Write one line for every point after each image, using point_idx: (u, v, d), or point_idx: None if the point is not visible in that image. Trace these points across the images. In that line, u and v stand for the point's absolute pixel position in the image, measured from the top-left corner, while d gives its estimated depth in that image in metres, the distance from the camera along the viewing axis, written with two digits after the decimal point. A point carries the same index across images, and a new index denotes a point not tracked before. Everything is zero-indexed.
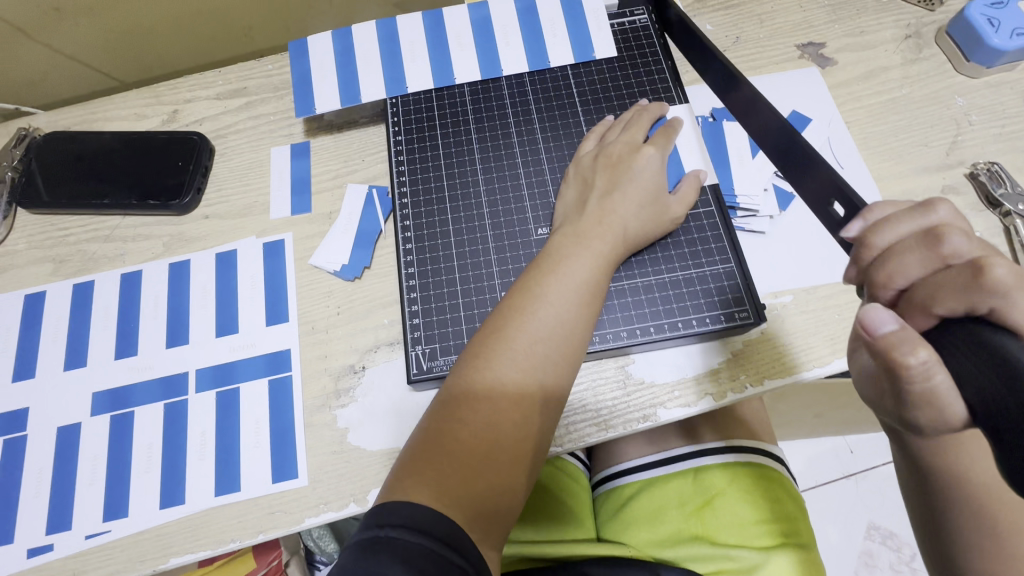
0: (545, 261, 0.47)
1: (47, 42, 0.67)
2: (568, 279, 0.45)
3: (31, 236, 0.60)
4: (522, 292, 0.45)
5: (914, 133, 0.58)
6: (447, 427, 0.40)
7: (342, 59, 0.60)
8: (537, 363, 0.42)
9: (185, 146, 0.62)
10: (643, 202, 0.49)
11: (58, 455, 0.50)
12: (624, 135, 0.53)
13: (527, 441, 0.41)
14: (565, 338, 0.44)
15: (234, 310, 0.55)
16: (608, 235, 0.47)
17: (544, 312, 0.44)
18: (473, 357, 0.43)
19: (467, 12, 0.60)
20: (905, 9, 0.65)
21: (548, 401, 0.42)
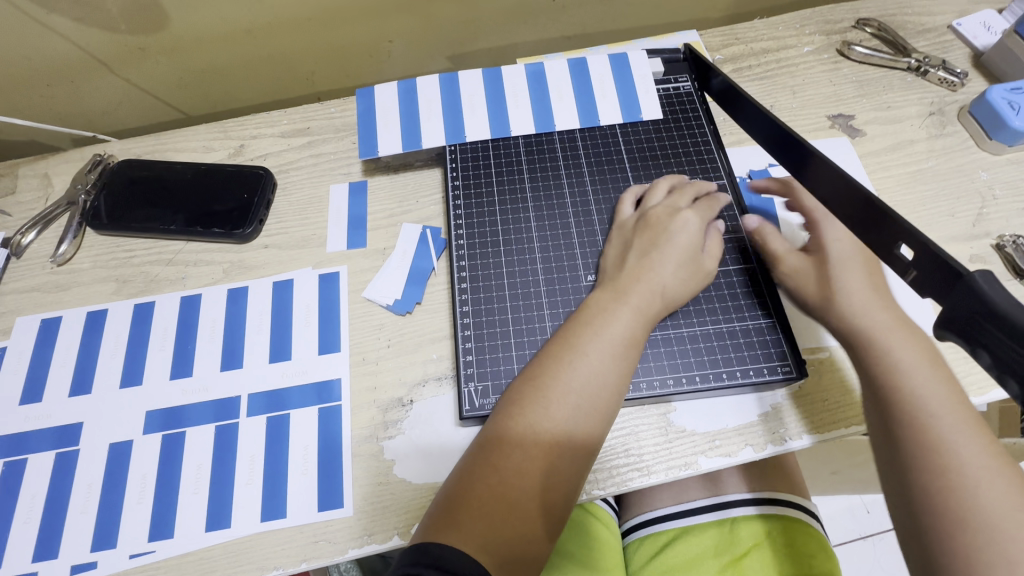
0: (584, 313, 0.49)
1: (127, 76, 0.74)
2: (604, 334, 0.47)
3: (96, 256, 0.63)
4: (561, 343, 0.47)
5: (941, 203, 0.61)
6: (482, 471, 0.42)
7: (406, 107, 0.64)
8: (568, 414, 0.44)
9: (251, 179, 0.66)
10: (677, 259, 0.51)
11: (108, 470, 0.51)
12: (667, 202, 0.56)
13: (557, 490, 0.42)
14: (599, 391, 0.45)
15: (288, 338, 0.57)
16: (641, 290, 0.49)
17: (582, 365, 0.45)
18: (513, 405, 0.45)
19: (525, 72, 0.65)
20: (929, 88, 0.70)
21: (580, 450, 0.44)
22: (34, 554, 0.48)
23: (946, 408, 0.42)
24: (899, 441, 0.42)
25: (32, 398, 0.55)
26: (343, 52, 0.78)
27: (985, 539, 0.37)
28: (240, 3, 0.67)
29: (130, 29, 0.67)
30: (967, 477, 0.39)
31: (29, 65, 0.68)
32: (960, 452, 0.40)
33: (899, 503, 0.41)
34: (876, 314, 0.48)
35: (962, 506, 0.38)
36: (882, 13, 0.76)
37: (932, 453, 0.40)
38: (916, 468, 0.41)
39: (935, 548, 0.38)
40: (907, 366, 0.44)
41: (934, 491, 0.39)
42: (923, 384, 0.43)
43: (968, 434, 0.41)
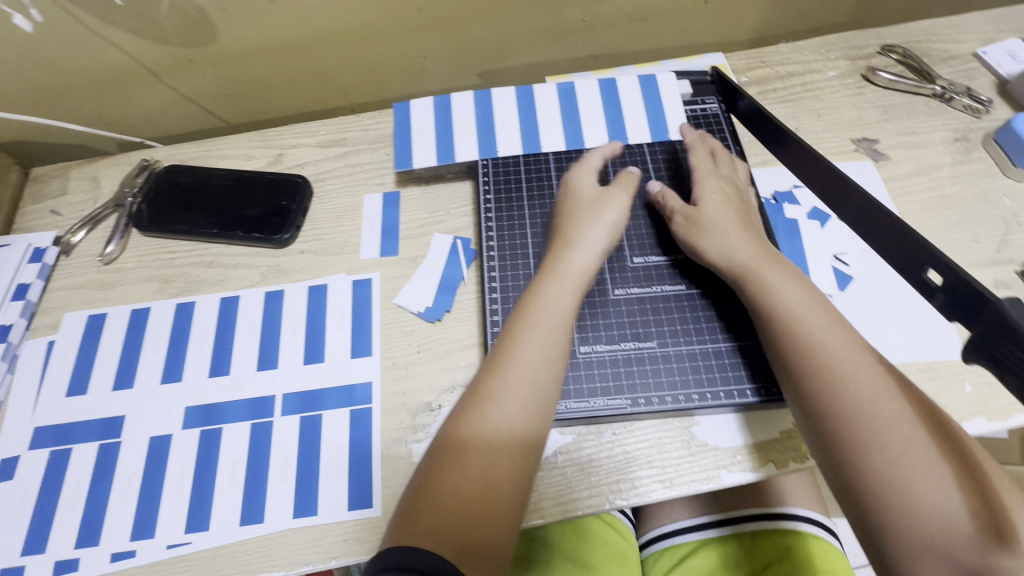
0: (525, 303, 0.51)
1: (174, 86, 0.77)
2: (541, 322, 0.49)
3: (141, 256, 0.65)
4: (504, 337, 0.50)
5: (965, 228, 0.62)
6: (436, 472, 0.43)
7: (441, 124, 0.67)
8: (507, 401, 0.46)
9: (289, 187, 0.68)
10: (599, 229, 0.55)
11: (148, 462, 0.53)
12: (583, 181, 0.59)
13: (509, 474, 0.43)
14: (537, 372, 0.47)
15: (321, 341, 0.59)
16: (566, 269, 0.53)
17: (519, 348, 0.48)
18: (460, 408, 0.47)
19: (557, 91, 0.68)
20: (954, 114, 0.70)
21: (524, 433, 0.45)
22: (77, 541, 0.50)
23: (849, 358, 0.45)
24: (813, 395, 0.44)
25: (77, 390, 0.58)
26: (379, 66, 0.81)
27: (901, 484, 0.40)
28: (285, 19, 0.71)
29: (181, 43, 0.71)
30: (878, 427, 0.41)
31: (84, 74, 0.72)
32: (867, 402, 0.42)
33: (839, 491, 0.42)
34: (786, 288, 0.49)
35: (879, 456, 0.41)
36: (907, 39, 0.77)
37: (849, 411, 0.42)
38: (850, 457, 0.41)
39: (868, 506, 0.40)
40: (821, 344, 0.45)
41: (872, 478, 0.40)
42: (840, 361, 0.44)
43: (893, 403, 0.42)
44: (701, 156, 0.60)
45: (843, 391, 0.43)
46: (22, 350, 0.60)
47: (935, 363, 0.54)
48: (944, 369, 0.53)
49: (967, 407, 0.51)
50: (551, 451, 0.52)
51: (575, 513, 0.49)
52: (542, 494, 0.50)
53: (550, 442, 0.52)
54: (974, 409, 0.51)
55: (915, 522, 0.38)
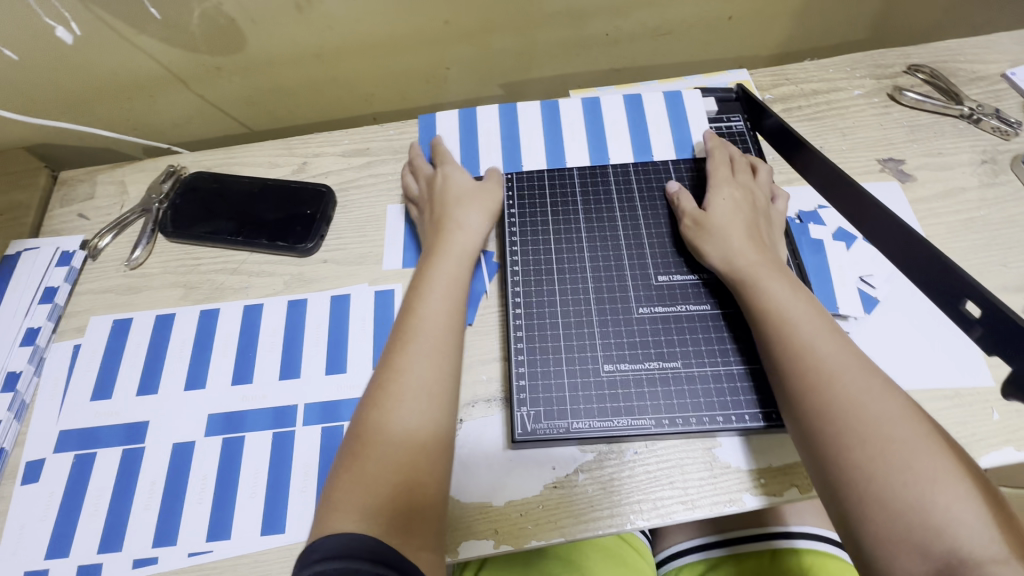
0: (419, 285, 0.54)
1: (200, 92, 0.78)
2: (438, 301, 0.52)
3: (166, 262, 0.66)
4: (404, 320, 0.51)
5: (994, 252, 0.61)
6: (359, 457, 0.44)
7: (466, 136, 0.68)
8: (406, 377, 0.47)
9: (313, 196, 0.69)
10: (472, 210, 0.60)
11: (171, 469, 0.54)
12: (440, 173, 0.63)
13: (431, 447, 0.45)
14: (438, 345, 0.49)
15: (343, 351, 0.59)
16: (452, 248, 0.57)
17: (420, 328, 0.50)
18: (369, 399, 0.47)
19: (582, 106, 0.69)
20: (982, 136, 0.70)
21: (437, 404, 0.47)
22: (100, 546, 0.51)
23: (837, 361, 0.45)
24: (799, 400, 0.45)
25: (102, 395, 0.58)
26: (403, 77, 0.81)
27: (881, 486, 0.39)
28: (313, 29, 0.71)
29: (209, 51, 0.71)
30: (860, 430, 0.41)
31: (113, 80, 0.73)
32: (851, 403, 0.43)
33: (824, 493, 0.43)
34: (780, 293, 0.50)
35: (862, 459, 0.40)
36: (934, 59, 0.77)
37: (829, 412, 0.43)
38: (833, 456, 0.42)
39: (850, 510, 0.40)
40: (810, 346, 0.46)
41: (856, 478, 0.40)
42: (828, 364, 0.45)
43: (881, 407, 0.42)
44: (718, 163, 0.62)
45: (830, 393, 0.44)
46: (49, 353, 0.61)
47: (963, 390, 0.53)
48: (971, 396, 0.53)
49: (997, 436, 0.51)
50: (573, 469, 0.52)
51: (596, 533, 0.49)
52: (563, 512, 0.50)
53: (572, 459, 0.52)
54: (1003, 438, 0.50)
55: (898, 523, 0.38)
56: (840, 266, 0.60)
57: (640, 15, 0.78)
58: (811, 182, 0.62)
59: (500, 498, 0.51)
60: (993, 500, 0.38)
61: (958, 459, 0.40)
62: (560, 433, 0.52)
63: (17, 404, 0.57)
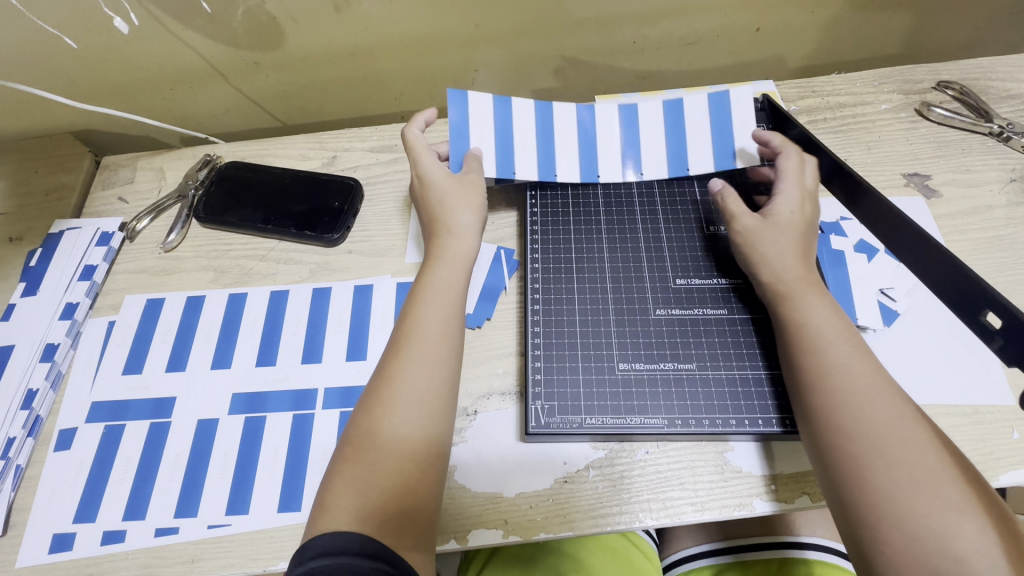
0: (417, 290, 0.54)
1: (238, 86, 0.81)
2: (433, 306, 0.52)
3: (198, 246, 0.69)
4: (403, 324, 0.51)
5: (1019, 270, 0.60)
6: (352, 457, 0.45)
7: (502, 129, 0.65)
8: (397, 381, 0.48)
9: (342, 188, 0.71)
10: (469, 210, 0.58)
11: (194, 445, 0.56)
12: (430, 162, 0.61)
13: (421, 453, 0.45)
14: (435, 350, 0.49)
15: (363, 338, 0.61)
16: (448, 253, 0.56)
17: (415, 336, 0.50)
18: (366, 403, 0.47)
19: (619, 112, 0.68)
20: (1010, 154, 0.69)
21: (426, 408, 0.47)
22: (124, 513, 0.53)
23: (866, 384, 0.45)
24: (823, 419, 0.45)
25: (133, 369, 0.61)
26: (433, 76, 0.83)
27: (902, 512, 0.39)
28: (350, 28, 0.74)
29: (250, 47, 0.74)
30: (885, 455, 0.41)
31: (157, 71, 0.76)
32: (878, 427, 0.42)
33: (839, 512, 0.43)
34: (814, 311, 0.49)
35: (884, 484, 0.40)
36: (964, 76, 0.77)
37: (854, 433, 0.43)
38: (852, 478, 0.42)
39: (864, 531, 0.40)
40: (841, 368, 0.46)
41: (876, 503, 0.40)
42: (857, 387, 0.45)
43: (909, 433, 0.42)
44: (791, 161, 0.59)
45: (857, 415, 0.43)
46: (85, 328, 0.64)
47: (982, 407, 0.52)
48: (992, 415, 0.52)
49: (1016, 456, 0.50)
50: (584, 465, 0.52)
51: (603, 529, 0.50)
52: (572, 507, 0.51)
53: (582, 456, 0.53)
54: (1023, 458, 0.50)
55: (916, 550, 0.38)
56: (860, 278, 0.60)
57: (668, 25, 0.79)
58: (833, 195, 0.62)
59: (510, 490, 0.52)
60: (1011, 535, 0.38)
61: (980, 491, 0.40)
62: (572, 428, 0.52)
63: (54, 373, 0.60)
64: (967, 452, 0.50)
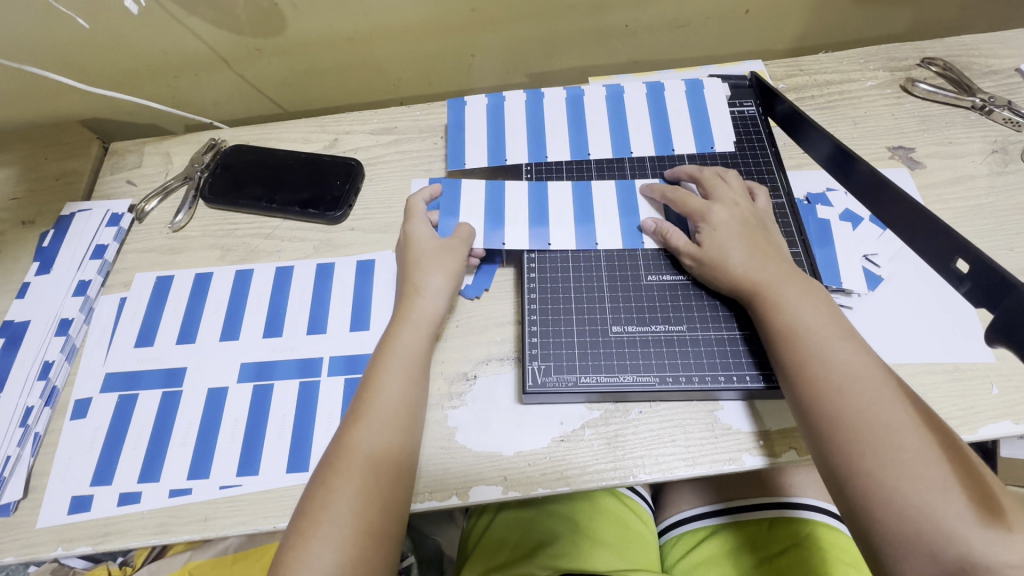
0: (381, 352, 0.54)
1: (241, 73, 0.83)
2: (396, 372, 0.53)
3: (205, 226, 0.71)
4: (364, 386, 0.52)
5: (1000, 236, 0.62)
6: (321, 500, 0.46)
7: (493, 200, 0.65)
8: (358, 446, 0.48)
9: (344, 169, 0.73)
10: (442, 272, 0.58)
11: (205, 411, 0.58)
12: (415, 225, 0.62)
13: (379, 517, 0.46)
14: (395, 414, 0.50)
15: (366, 309, 0.63)
16: (413, 315, 0.56)
17: (376, 402, 0.51)
18: (325, 463, 0.48)
19: (614, 187, 0.66)
20: (992, 127, 0.71)
21: (383, 473, 0.48)
22: (139, 476, 0.55)
23: (852, 371, 0.45)
24: (811, 408, 0.46)
25: (145, 342, 0.63)
26: (430, 61, 0.85)
27: (893, 494, 0.40)
28: (349, 14, 0.76)
29: (252, 33, 0.77)
30: (873, 440, 0.42)
31: (163, 58, 0.78)
32: (864, 414, 0.43)
33: (835, 491, 0.44)
34: (798, 302, 0.50)
35: (873, 468, 0.42)
36: (948, 54, 0.78)
37: (840, 421, 0.44)
38: (843, 462, 0.43)
39: (859, 511, 0.42)
40: (824, 355, 0.47)
41: (867, 486, 0.41)
42: (841, 373, 0.46)
43: (896, 415, 0.43)
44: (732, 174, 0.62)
45: (842, 402, 0.45)
46: (97, 304, 0.66)
47: (963, 365, 0.55)
48: (971, 372, 0.54)
49: (995, 409, 0.52)
50: (581, 425, 0.55)
51: (599, 484, 0.52)
52: (570, 463, 0.53)
53: (578, 416, 0.55)
54: (1001, 411, 0.52)
55: (910, 528, 0.39)
56: (846, 247, 0.62)
57: (659, 7, 0.81)
58: (817, 161, 0.64)
59: (509, 448, 0.54)
60: (1004, 506, 0.39)
61: (970, 466, 0.41)
62: (567, 387, 0.55)
63: (69, 347, 0.62)
64: (949, 407, 0.53)
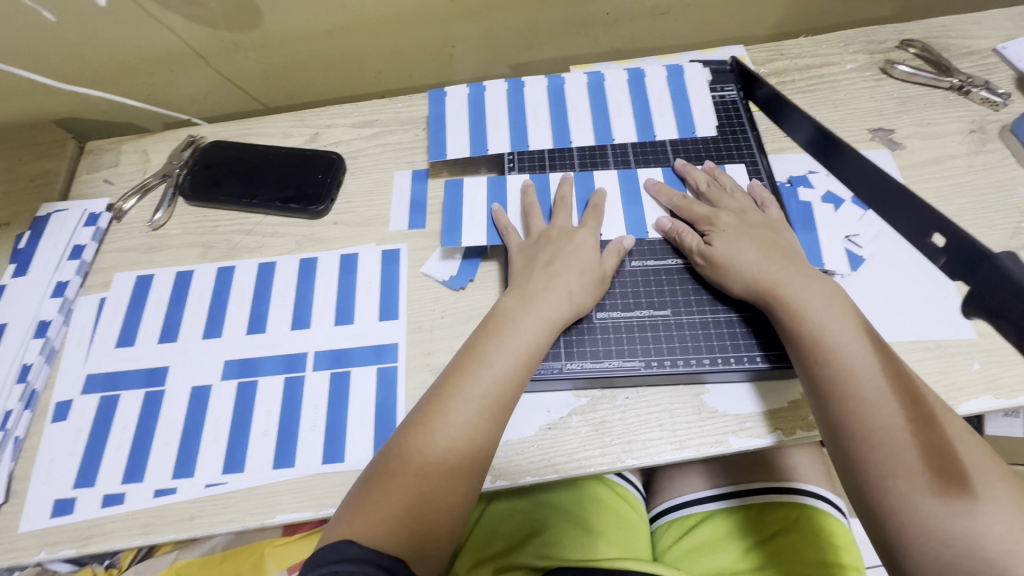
0: (494, 324, 0.53)
1: (218, 68, 0.82)
2: (510, 346, 0.51)
3: (185, 224, 0.70)
4: (470, 353, 0.51)
5: (979, 214, 0.63)
6: (399, 461, 0.46)
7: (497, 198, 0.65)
8: (464, 424, 0.47)
9: (325, 163, 0.72)
10: (586, 286, 0.56)
11: (189, 410, 0.57)
12: (559, 220, 0.61)
13: (456, 484, 0.46)
14: (500, 394, 0.49)
15: (350, 303, 0.62)
16: (537, 300, 0.54)
17: (483, 372, 0.49)
18: (414, 424, 0.48)
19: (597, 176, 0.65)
20: (971, 107, 0.72)
21: (479, 450, 0.47)
22: (123, 477, 0.54)
23: (884, 390, 0.45)
24: (842, 427, 0.45)
25: (126, 342, 0.62)
26: (410, 52, 0.84)
27: (931, 519, 0.40)
28: (326, 7, 0.75)
29: (228, 27, 0.75)
30: (908, 463, 0.42)
31: (137, 54, 0.77)
32: (898, 434, 0.43)
33: (864, 513, 0.44)
34: (827, 317, 0.49)
35: (907, 492, 0.41)
36: (926, 35, 0.79)
37: (874, 442, 0.43)
38: (875, 485, 0.42)
39: (893, 535, 0.41)
40: (856, 372, 0.46)
41: (902, 511, 0.41)
42: (872, 390, 0.45)
43: (928, 430, 0.43)
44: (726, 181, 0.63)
45: (874, 421, 0.44)
46: (76, 305, 0.65)
47: (945, 342, 0.55)
48: (953, 348, 0.55)
49: (976, 385, 0.53)
50: (567, 412, 0.55)
51: (588, 470, 0.52)
52: (557, 450, 0.53)
53: (565, 404, 0.55)
54: (983, 386, 0.53)
55: (946, 554, 0.39)
56: (830, 230, 0.62)
57: None
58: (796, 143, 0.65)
59: None
60: None
61: (996, 484, 0.40)
62: (554, 373, 0.55)
63: (48, 349, 0.61)
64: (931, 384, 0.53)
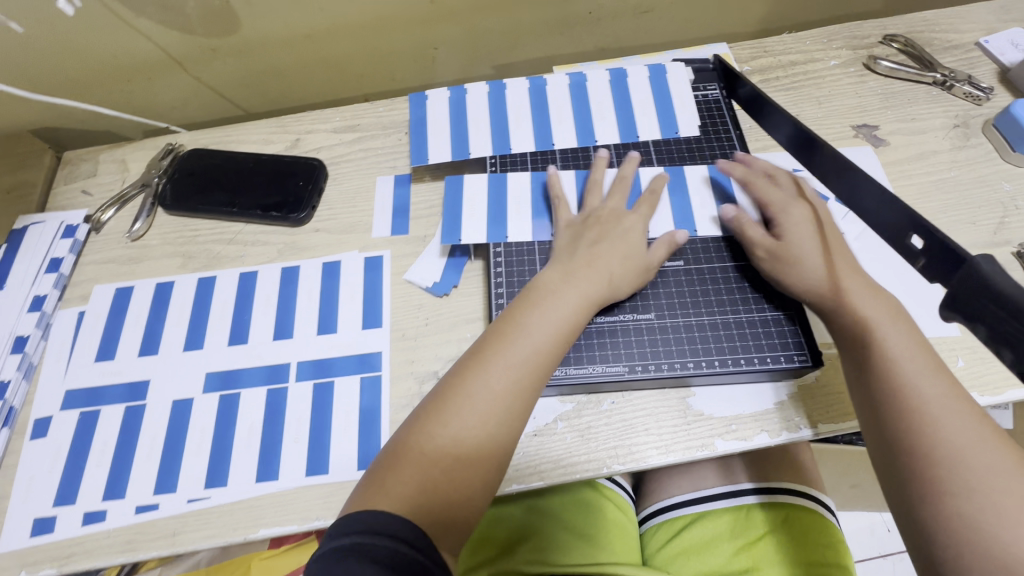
0: (533, 293, 0.52)
1: (197, 75, 0.81)
2: (548, 315, 0.50)
3: (165, 234, 0.69)
4: (507, 320, 0.51)
5: (963, 210, 0.63)
6: (429, 430, 0.45)
7: (495, 194, 0.64)
8: (502, 395, 0.46)
9: (306, 169, 0.72)
10: (630, 272, 0.55)
11: (170, 424, 0.57)
12: (609, 203, 0.60)
13: (484, 453, 0.45)
14: (535, 364, 0.48)
15: (333, 312, 0.62)
16: (574, 272, 0.53)
17: (520, 340, 0.49)
18: (445, 390, 0.47)
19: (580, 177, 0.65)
20: (954, 102, 0.72)
21: (513, 421, 0.46)
22: (104, 494, 0.54)
23: (945, 404, 0.42)
24: (894, 436, 0.43)
25: (106, 355, 0.61)
26: (392, 55, 0.83)
27: (989, 540, 0.37)
28: (303, 10, 0.74)
29: (205, 33, 0.74)
30: (968, 480, 0.39)
31: (113, 61, 0.76)
32: (957, 448, 0.40)
33: (910, 535, 0.41)
34: (885, 329, 0.47)
35: (965, 510, 0.38)
36: (910, 29, 0.79)
37: (929, 454, 0.40)
38: (926, 500, 0.40)
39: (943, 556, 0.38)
40: (914, 385, 0.43)
41: (956, 530, 0.38)
42: (931, 402, 0.42)
43: (988, 442, 0.40)
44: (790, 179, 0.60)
45: (932, 433, 0.41)
46: (55, 319, 0.64)
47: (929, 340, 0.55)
48: (938, 346, 0.54)
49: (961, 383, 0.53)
50: (553, 418, 0.54)
51: (574, 477, 0.52)
52: (542, 458, 0.52)
53: (550, 410, 0.55)
54: (967, 384, 0.53)
55: None
56: None
57: None
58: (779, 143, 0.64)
59: None
60: None
61: None
62: None
63: (26, 364, 0.60)
64: None
